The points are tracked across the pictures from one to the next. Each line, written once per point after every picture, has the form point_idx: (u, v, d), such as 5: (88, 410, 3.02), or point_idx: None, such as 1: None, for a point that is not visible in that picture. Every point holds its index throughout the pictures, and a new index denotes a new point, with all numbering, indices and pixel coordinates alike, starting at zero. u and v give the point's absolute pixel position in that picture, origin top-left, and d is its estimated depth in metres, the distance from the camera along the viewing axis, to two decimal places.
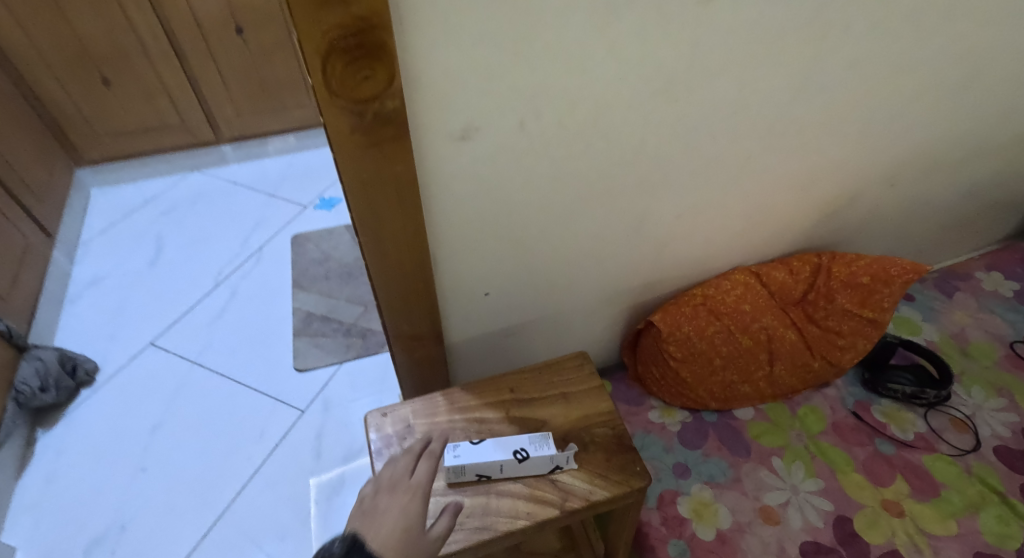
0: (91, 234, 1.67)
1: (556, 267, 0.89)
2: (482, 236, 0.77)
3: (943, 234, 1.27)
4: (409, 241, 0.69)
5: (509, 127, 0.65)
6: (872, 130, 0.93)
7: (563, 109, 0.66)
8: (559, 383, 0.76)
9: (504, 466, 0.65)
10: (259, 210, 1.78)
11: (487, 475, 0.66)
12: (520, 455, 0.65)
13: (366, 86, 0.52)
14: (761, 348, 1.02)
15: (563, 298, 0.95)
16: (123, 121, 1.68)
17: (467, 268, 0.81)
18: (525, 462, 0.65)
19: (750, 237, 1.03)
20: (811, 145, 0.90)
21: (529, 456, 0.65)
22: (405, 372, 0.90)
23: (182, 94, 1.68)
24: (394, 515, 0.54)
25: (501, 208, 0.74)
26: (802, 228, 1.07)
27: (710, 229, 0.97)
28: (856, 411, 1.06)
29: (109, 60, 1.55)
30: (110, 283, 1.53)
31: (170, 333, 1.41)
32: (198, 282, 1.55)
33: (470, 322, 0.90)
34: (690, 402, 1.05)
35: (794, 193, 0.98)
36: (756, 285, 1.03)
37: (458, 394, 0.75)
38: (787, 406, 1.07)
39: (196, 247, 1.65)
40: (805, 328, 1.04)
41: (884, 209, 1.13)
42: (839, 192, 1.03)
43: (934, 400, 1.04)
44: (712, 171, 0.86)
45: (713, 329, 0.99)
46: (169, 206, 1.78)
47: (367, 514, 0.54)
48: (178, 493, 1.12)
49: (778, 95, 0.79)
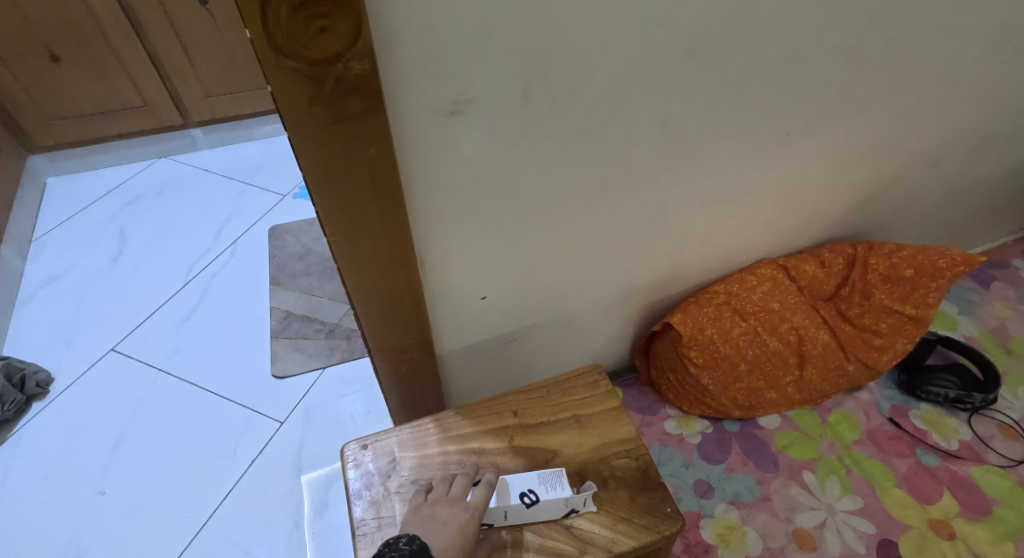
0: (46, 229, 1.53)
1: (563, 264, 0.77)
2: (477, 232, 0.65)
3: (981, 218, 1.16)
4: (389, 240, 0.57)
5: (510, 99, 0.52)
6: (922, 103, 0.81)
7: (575, 77, 0.54)
8: (570, 404, 0.65)
9: (510, 512, 0.54)
10: (233, 200, 1.64)
11: (491, 523, 0.54)
12: (528, 499, 0.54)
13: (322, 43, 0.39)
14: (791, 350, 0.91)
15: (571, 299, 0.84)
16: (78, 102, 1.53)
17: (460, 269, 0.69)
18: (535, 507, 0.54)
19: (779, 226, 0.91)
20: (854, 121, 0.78)
21: (538, 500, 0.54)
22: (391, 387, 0.78)
23: (142, 72, 1.53)
24: (456, 526, 0.49)
25: (499, 199, 0.62)
26: (835, 215, 0.95)
27: (736, 219, 0.85)
28: (893, 417, 0.96)
29: (57, 34, 1.39)
30: (67, 282, 1.40)
31: (133, 338, 1.29)
32: (166, 280, 1.42)
33: (465, 329, 0.78)
34: (711, 411, 0.94)
35: (830, 176, 0.86)
36: (784, 280, 0.92)
37: (453, 421, 0.64)
38: (817, 413, 0.97)
39: (164, 241, 1.52)
40: (839, 328, 0.93)
41: (924, 193, 1.01)
42: (878, 175, 0.91)
43: (979, 404, 0.94)
44: (745, 152, 0.74)
45: (738, 331, 0.89)
46: (134, 196, 1.64)
47: (426, 521, 0.50)
48: (140, 518, 1.01)
49: (827, 60, 0.66)
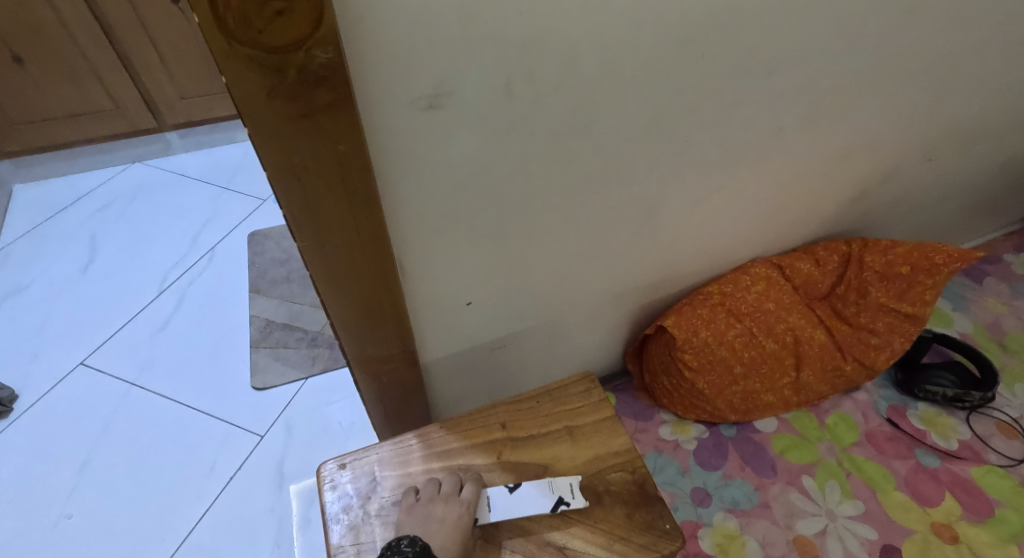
0: (13, 238, 1.47)
1: (552, 266, 0.73)
2: (460, 234, 0.61)
3: (972, 214, 1.15)
4: (365, 244, 0.53)
5: (491, 93, 0.49)
6: (917, 96, 0.79)
7: (560, 69, 0.50)
8: (562, 415, 0.61)
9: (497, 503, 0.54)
10: (210, 205, 1.59)
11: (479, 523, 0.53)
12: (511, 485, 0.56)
13: (280, 26, 0.35)
14: (787, 351, 0.89)
15: (561, 302, 0.80)
16: (45, 107, 1.47)
17: (443, 274, 0.65)
18: (518, 492, 0.55)
19: (772, 224, 0.89)
20: (848, 115, 0.76)
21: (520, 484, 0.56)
22: (374, 401, 0.74)
23: (112, 74, 1.47)
24: (454, 526, 0.50)
25: (482, 199, 0.59)
26: (829, 211, 0.93)
27: (728, 218, 0.82)
28: (892, 417, 0.94)
29: (22, 35, 1.34)
30: (33, 294, 1.34)
31: (104, 351, 1.23)
32: (139, 289, 1.36)
33: (451, 336, 0.75)
34: (707, 415, 0.91)
35: (823, 172, 0.84)
36: (779, 279, 0.90)
37: (438, 437, 0.60)
38: (815, 415, 0.95)
39: (137, 249, 1.46)
40: (835, 327, 0.91)
41: (917, 187, 0.99)
42: (871, 170, 0.89)
43: (978, 403, 0.92)
44: (737, 147, 0.71)
45: (733, 332, 0.86)
46: (106, 203, 1.58)
47: (422, 520, 0.51)
48: (110, 543, 0.96)
49: (821, 51, 0.64)
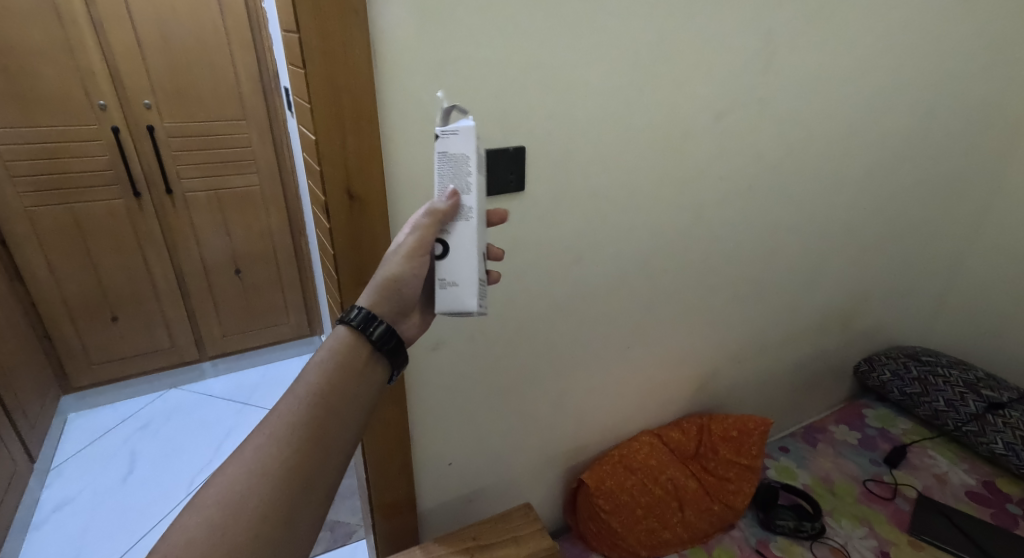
0: (63, 457, 1.78)
1: (502, 438, 1.17)
2: (445, 418, 1.07)
3: (796, 397, 1.68)
4: (396, 423, 0.98)
5: (463, 340, 1.01)
6: (709, 329, 1.36)
7: (496, 329, 1.03)
8: (512, 529, 0.99)
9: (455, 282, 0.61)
10: (233, 418, 1.96)
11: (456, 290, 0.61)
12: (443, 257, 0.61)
13: None
14: (671, 496, 1.27)
15: (510, 463, 1.21)
16: (120, 350, 1.94)
17: (436, 444, 1.08)
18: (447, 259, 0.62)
19: (647, 408, 1.37)
20: (669, 342, 1.30)
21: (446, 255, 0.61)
22: (384, 543, 1.09)
23: (178, 323, 2.00)
24: None
25: (458, 396, 1.06)
26: (684, 398, 1.43)
27: (614, 405, 1.30)
28: (759, 547, 1.29)
29: (123, 301, 1.88)
30: (78, 503, 1.61)
31: (134, 549, 1.46)
32: (169, 493, 1.64)
33: (439, 491, 1.13)
34: (624, 552, 1.24)
35: (669, 375, 1.36)
36: (659, 443, 1.34)
37: (432, 547, 0.95)
38: (704, 549, 1.29)
39: (168, 459, 1.77)
40: (703, 476, 1.32)
41: (742, 381, 1.52)
42: (702, 372, 1.42)
43: (813, 531, 1.30)
44: (605, 363, 1.22)
45: (631, 482, 1.26)
46: (144, 422, 1.94)
47: (386, 287, 0.63)
48: None
49: (636, 312, 1.20)
